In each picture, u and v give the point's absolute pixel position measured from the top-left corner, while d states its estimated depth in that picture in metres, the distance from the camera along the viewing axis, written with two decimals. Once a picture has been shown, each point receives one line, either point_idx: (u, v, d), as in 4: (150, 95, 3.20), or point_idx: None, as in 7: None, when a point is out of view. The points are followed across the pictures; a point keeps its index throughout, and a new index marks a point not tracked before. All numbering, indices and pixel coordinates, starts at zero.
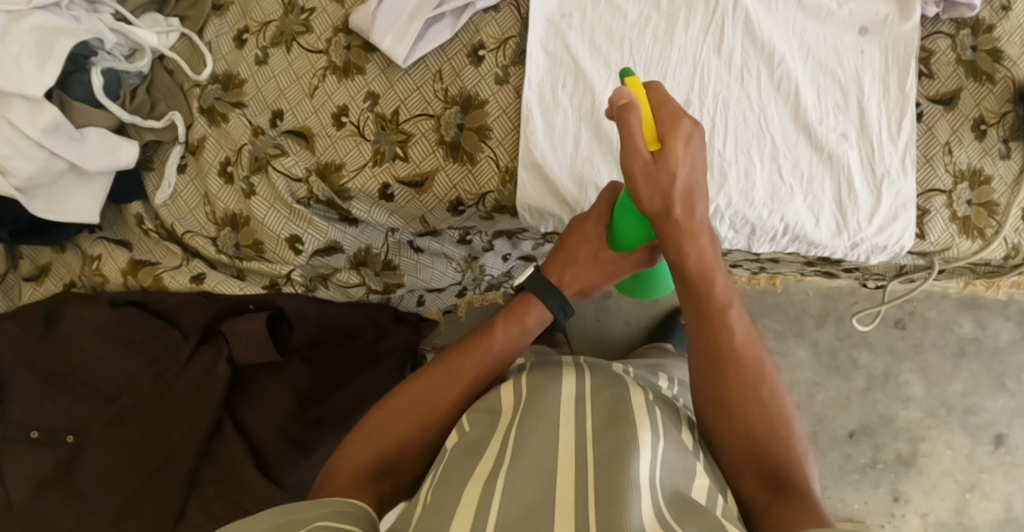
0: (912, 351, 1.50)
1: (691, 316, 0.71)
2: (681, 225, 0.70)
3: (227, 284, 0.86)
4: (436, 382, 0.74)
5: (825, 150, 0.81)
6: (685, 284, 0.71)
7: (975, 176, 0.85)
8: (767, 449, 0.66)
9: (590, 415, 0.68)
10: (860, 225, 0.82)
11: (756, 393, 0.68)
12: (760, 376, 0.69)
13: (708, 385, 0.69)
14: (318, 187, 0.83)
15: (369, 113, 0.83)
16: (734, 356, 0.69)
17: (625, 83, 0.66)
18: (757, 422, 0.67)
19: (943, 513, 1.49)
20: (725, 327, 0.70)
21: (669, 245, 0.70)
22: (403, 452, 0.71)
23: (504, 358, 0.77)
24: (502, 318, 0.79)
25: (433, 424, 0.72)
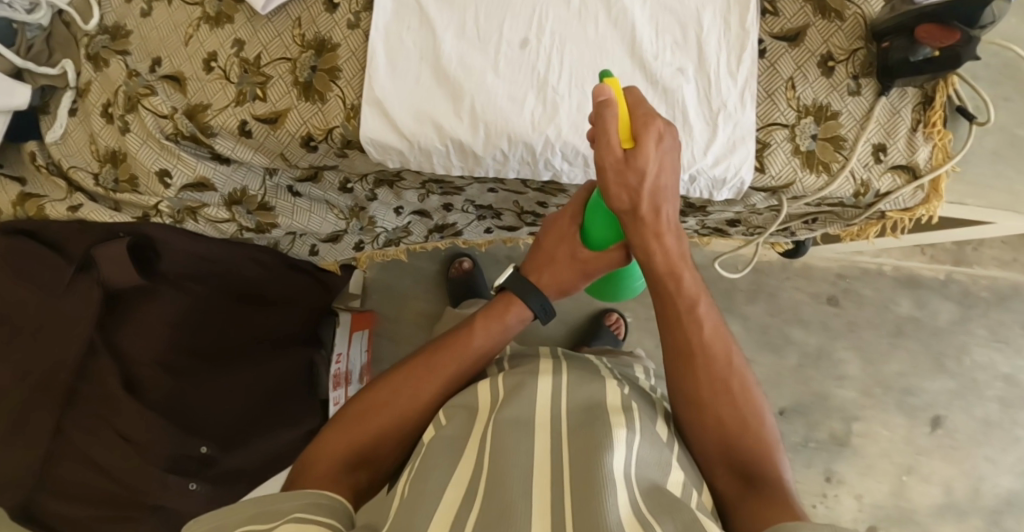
0: (847, 329, 1.47)
1: (662, 310, 0.80)
2: (648, 224, 0.78)
3: (100, 213, 0.93)
4: (416, 379, 0.82)
5: (660, 85, 0.84)
6: (654, 281, 0.80)
7: (820, 111, 0.86)
8: (739, 443, 0.75)
9: (565, 412, 0.76)
10: (695, 157, 0.84)
11: (727, 392, 0.77)
12: (729, 374, 0.77)
13: (682, 386, 0.78)
14: (183, 124, 0.89)
15: (234, 58, 0.89)
16: (701, 355, 0.77)
17: (605, 81, 0.71)
18: (728, 420, 0.75)
19: (879, 495, 1.46)
20: (691, 328, 0.78)
21: (638, 242, 0.78)
22: (380, 443, 0.80)
23: (483, 353, 0.85)
24: (483, 317, 0.86)
25: (410, 418, 0.81)
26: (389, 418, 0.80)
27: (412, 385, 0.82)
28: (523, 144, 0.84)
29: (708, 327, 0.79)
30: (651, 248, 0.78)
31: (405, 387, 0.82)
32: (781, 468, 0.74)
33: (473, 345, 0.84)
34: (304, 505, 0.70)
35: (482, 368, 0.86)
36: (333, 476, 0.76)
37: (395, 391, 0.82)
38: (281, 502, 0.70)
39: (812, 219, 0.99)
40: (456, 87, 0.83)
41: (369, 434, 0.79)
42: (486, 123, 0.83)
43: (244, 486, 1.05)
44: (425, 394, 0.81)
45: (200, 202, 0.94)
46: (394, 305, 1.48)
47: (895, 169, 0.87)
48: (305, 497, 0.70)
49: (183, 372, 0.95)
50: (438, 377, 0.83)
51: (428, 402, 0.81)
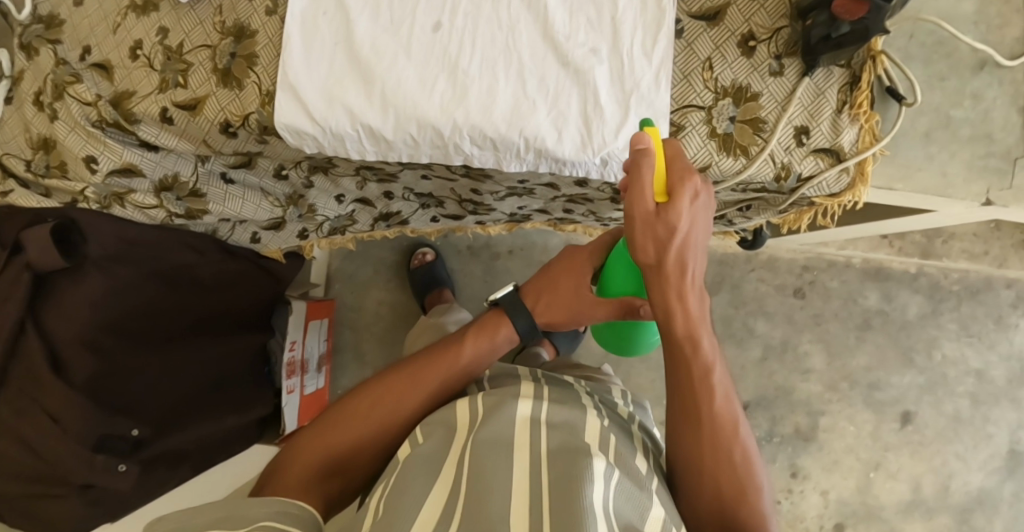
0: (812, 322, 1.45)
1: (674, 372, 0.77)
2: (674, 284, 0.74)
3: (30, 199, 0.94)
4: (401, 390, 0.84)
5: (572, 67, 0.83)
6: (670, 342, 0.76)
7: (739, 92, 0.85)
8: (732, 513, 0.74)
9: (541, 427, 0.74)
10: (607, 139, 0.82)
11: (731, 462, 0.75)
12: (734, 444, 0.75)
13: (683, 449, 0.76)
14: (106, 111, 0.90)
15: (159, 46, 0.90)
16: (710, 425, 0.75)
17: (645, 129, 0.71)
18: (727, 488, 0.74)
19: (845, 491, 1.43)
20: (705, 397, 0.75)
21: (659, 303, 0.75)
22: (357, 452, 0.81)
23: (470, 368, 0.86)
24: (472, 334, 0.88)
25: (389, 429, 0.82)
26: (372, 427, 0.81)
27: (395, 394, 0.83)
28: (432, 129, 0.83)
29: (720, 397, 0.76)
30: (673, 310, 0.74)
31: (387, 397, 0.83)
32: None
33: (463, 360, 0.86)
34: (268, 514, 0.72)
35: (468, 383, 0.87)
36: (308, 481, 0.78)
37: (380, 397, 0.83)
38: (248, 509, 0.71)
39: (746, 206, 0.97)
40: (367, 71, 0.83)
41: (348, 441, 0.81)
42: (395, 108, 0.82)
43: (185, 469, 1.10)
44: (409, 406, 0.83)
45: (128, 188, 0.95)
46: (356, 297, 1.49)
47: (818, 152, 0.85)
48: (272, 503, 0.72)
49: (106, 351, 0.97)
50: (424, 390, 0.84)
51: (412, 415, 0.83)
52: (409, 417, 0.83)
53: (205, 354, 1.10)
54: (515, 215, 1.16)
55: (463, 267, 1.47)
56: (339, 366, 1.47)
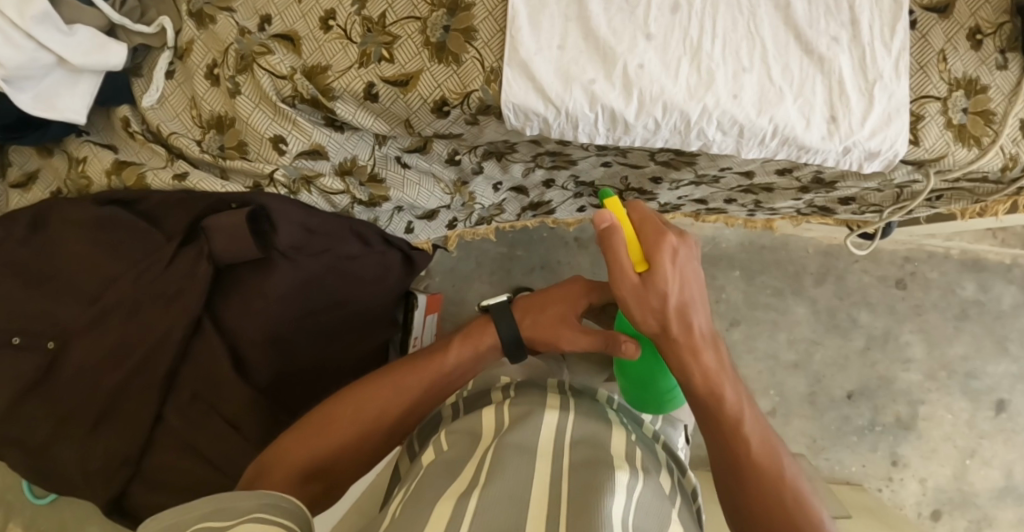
0: (913, 312, 1.47)
1: (710, 424, 0.78)
2: (682, 342, 0.77)
3: (209, 182, 0.86)
4: (384, 392, 0.82)
5: (815, 54, 0.80)
6: (697, 396, 0.78)
7: (971, 84, 0.84)
8: (759, 477, 0.74)
9: (570, 432, 0.76)
10: (853, 128, 0.80)
11: (778, 495, 0.73)
12: (778, 472, 0.74)
13: (734, 494, 0.75)
14: (303, 86, 0.82)
15: (356, 17, 0.81)
16: (711, 404, 0.77)
17: (605, 206, 0.75)
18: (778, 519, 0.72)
19: (942, 479, 1.47)
20: (697, 377, 0.77)
21: (674, 362, 0.78)
22: (342, 456, 0.78)
23: (456, 372, 0.86)
24: (459, 337, 0.87)
25: (373, 433, 0.80)
26: (354, 427, 0.79)
27: (380, 396, 0.81)
28: (678, 113, 0.79)
29: (714, 367, 0.78)
30: (688, 365, 0.77)
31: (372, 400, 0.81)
32: None
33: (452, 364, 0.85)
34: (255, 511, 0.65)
35: (452, 390, 0.87)
36: (296, 486, 0.75)
37: (364, 398, 0.81)
38: (237, 502, 0.65)
39: (937, 197, 0.97)
40: (605, 49, 0.78)
41: (336, 444, 0.78)
42: (640, 88, 0.78)
43: None
44: (396, 409, 0.81)
45: (315, 171, 0.88)
46: (458, 290, 1.42)
47: None
48: (249, 495, 0.65)
49: (283, 342, 0.90)
50: (402, 396, 0.82)
51: (396, 419, 0.81)
52: (394, 422, 0.81)
53: (359, 352, 0.99)
54: (667, 205, 1.13)
55: (571, 259, 1.42)
56: None
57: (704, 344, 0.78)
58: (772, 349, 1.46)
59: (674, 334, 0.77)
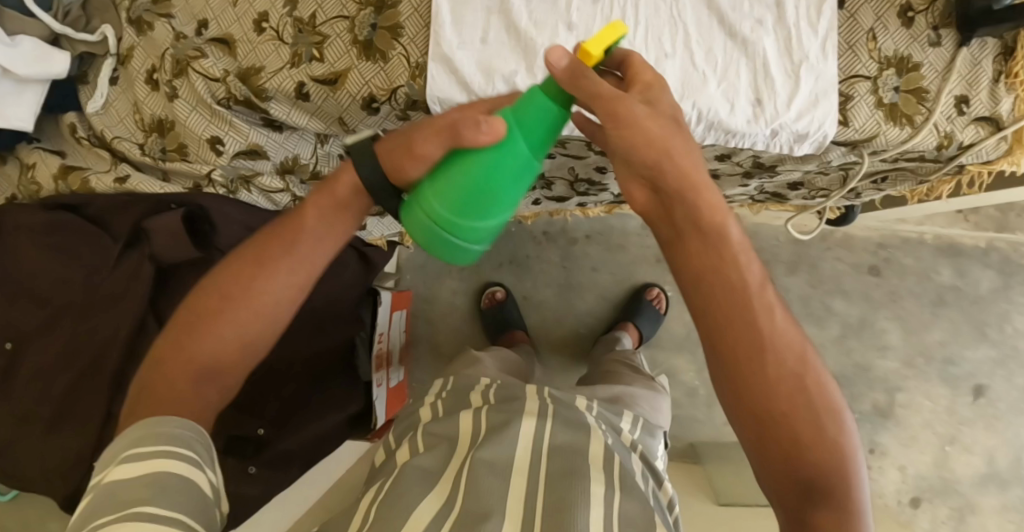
0: (888, 298, 1.46)
1: (704, 288, 0.59)
2: (675, 173, 0.59)
3: (149, 184, 0.90)
4: (238, 283, 0.65)
5: (739, 37, 0.80)
6: (691, 241, 0.59)
7: (902, 62, 0.83)
8: (784, 429, 0.58)
9: (548, 439, 0.76)
10: (778, 111, 0.80)
11: (792, 395, 0.58)
12: (804, 369, 0.58)
13: (737, 400, 0.58)
14: (236, 87, 0.84)
15: (288, 18, 0.83)
16: (741, 346, 0.58)
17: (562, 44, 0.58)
18: (800, 432, 0.57)
19: (923, 466, 1.45)
20: (723, 309, 0.59)
21: (671, 181, 0.59)
22: (212, 378, 0.65)
23: (318, 245, 0.65)
24: (315, 199, 0.66)
25: (241, 335, 0.65)
26: (219, 333, 0.64)
27: (233, 288, 0.65)
28: None
29: (740, 284, 0.59)
30: (686, 197, 0.59)
31: (229, 296, 0.64)
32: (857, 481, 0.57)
33: (308, 238, 0.65)
34: (175, 443, 0.60)
35: (314, 277, 0.66)
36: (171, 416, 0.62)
37: (222, 295, 0.65)
38: (154, 433, 0.60)
39: (881, 178, 0.97)
40: (526, 41, 0.79)
41: (206, 357, 0.64)
42: None
43: (297, 468, 1.05)
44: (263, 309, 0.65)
45: (253, 171, 0.91)
46: (428, 286, 1.44)
47: (979, 121, 0.84)
48: (162, 425, 0.61)
49: None
50: (261, 283, 0.64)
51: (267, 316, 0.65)
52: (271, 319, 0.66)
53: (314, 346, 1.07)
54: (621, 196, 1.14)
55: (540, 253, 1.44)
56: (414, 358, 1.43)
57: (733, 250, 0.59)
58: None
59: (699, 239, 0.59)
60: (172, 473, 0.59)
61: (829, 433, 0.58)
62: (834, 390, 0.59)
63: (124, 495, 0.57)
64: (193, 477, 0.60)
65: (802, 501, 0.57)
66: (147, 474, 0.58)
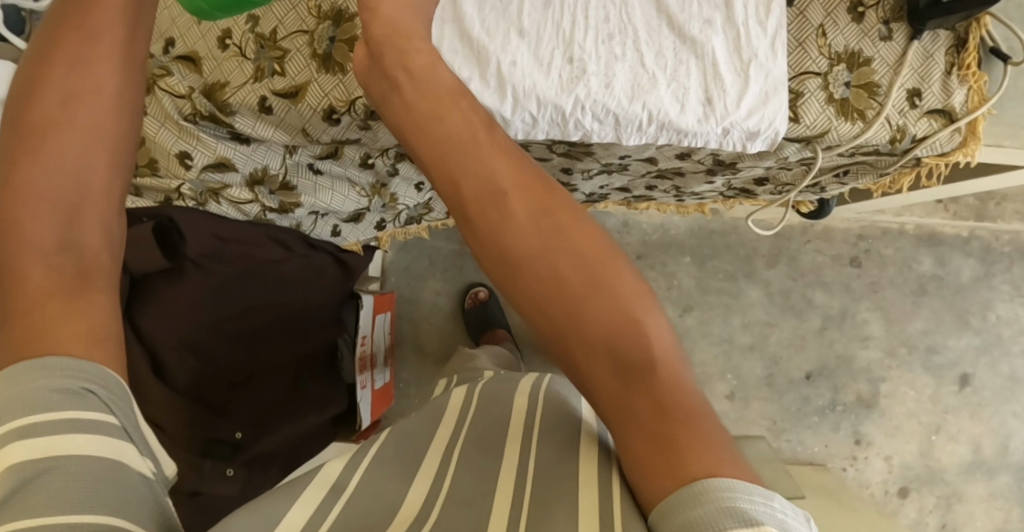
0: (869, 290, 1.47)
1: (479, 213, 0.63)
2: (428, 100, 0.66)
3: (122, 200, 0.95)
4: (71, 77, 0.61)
5: (688, 38, 0.82)
6: (462, 170, 0.64)
7: (852, 58, 0.84)
8: (598, 340, 0.60)
9: (540, 411, 0.76)
10: (728, 109, 0.81)
11: (583, 286, 0.61)
12: (589, 259, 0.62)
13: (540, 312, 0.62)
14: (201, 103, 0.87)
15: (251, 34, 0.87)
16: (527, 264, 0.62)
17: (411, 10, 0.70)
18: (601, 324, 0.60)
19: (908, 456, 1.46)
20: (501, 225, 0.63)
21: (427, 117, 0.66)
22: (76, 212, 0.59)
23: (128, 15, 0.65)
24: None
25: (107, 133, 0.62)
26: (70, 150, 0.60)
27: (72, 82, 0.61)
28: (552, 106, 0.81)
29: (517, 191, 0.63)
30: (465, 134, 0.65)
31: (72, 93, 0.61)
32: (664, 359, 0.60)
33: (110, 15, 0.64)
34: (88, 415, 0.53)
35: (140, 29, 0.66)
36: (69, 305, 0.57)
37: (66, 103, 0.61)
38: (52, 391, 0.52)
39: (844, 172, 0.97)
40: (478, 48, 0.81)
41: (70, 183, 0.59)
42: (512, 85, 0.81)
43: (277, 471, 1.09)
44: (103, 108, 0.62)
45: (222, 183, 0.94)
46: (412, 288, 1.47)
47: (931, 114, 0.85)
48: (53, 358, 0.53)
49: (205, 348, 0.97)
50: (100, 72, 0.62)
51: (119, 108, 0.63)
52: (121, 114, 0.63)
53: (295, 348, 1.08)
54: (593, 195, 1.16)
55: None
56: (400, 359, 1.46)
57: (495, 147, 0.65)
58: (727, 333, 1.47)
59: (462, 145, 0.65)
60: (94, 458, 0.51)
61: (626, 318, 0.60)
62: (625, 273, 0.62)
63: (37, 496, 0.49)
64: (124, 463, 0.53)
65: (654, 433, 0.57)
66: (71, 437, 0.51)
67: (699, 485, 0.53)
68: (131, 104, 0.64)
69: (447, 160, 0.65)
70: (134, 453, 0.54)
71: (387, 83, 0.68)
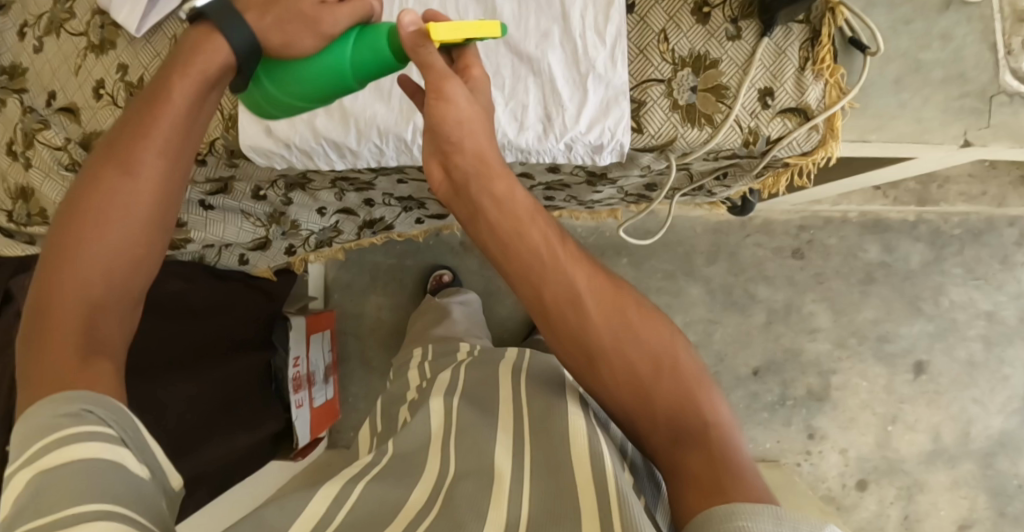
0: (814, 281, 1.44)
1: (552, 305, 0.68)
2: (493, 185, 0.68)
3: (13, 249, 0.97)
4: (133, 155, 0.62)
5: (524, 55, 0.82)
6: (532, 272, 0.68)
7: (698, 61, 0.82)
8: (659, 413, 0.67)
9: (528, 393, 0.82)
10: (567, 124, 0.81)
11: (649, 370, 0.67)
12: (657, 346, 0.68)
13: (611, 393, 0.68)
14: (76, 153, 0.93)
15: (120, 83, 0.92)
16: (607, 356, 0.67)
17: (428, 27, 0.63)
18: (664, 399, 0.67)
19: (864, 448, 1.43)
20: (584, 326, 0.68)
21: (491, 203, 0.68)
22: (111, 297, 0.60)
23: (194, 100, 0.64)
24: (177, 59, 0.64)
25: (157, 207, 0.63)
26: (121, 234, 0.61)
27: (130, 161, 0.62)
28: (393, 135, 0.84)
29: (594, 295, 0.68)
30: (534, 230, 0.68)
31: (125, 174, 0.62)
32: (713, 419, 0.66)
33: (185, 91, 0.64)
34: (92, 428, 0.54)
35: (203, 118, 0.66)
36: (78, 374, 0.57)
37: (117, 183, 0.61)
38: (59, 415, 0.54)
39: (722, 174, 0.95)
40: None
41: (105, 269, 0.60)
42: (354, 118, 0.83)
43: (203, 492, 1.08)
44: (152, 184, 0.62)
45: None
46: (356, 304, 1.50)
47: (785, 113, 0.82)
48: (67, 393, 0.55)
49: None
50: (158, 147, 0.63)
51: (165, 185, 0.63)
52: (170, 201, 0.64)
53: (223, 371, 1.13)
54: None
55: (461, 261, 1.48)
56: (346, 374, 1.49)
57: (574, 256, 0.69)
58: None
59: (546, 261, 0.68)
60: (98, 457, 0.52)
61: (689, 397, 0.67)
62: (688, 359, 0.69)
63: (53, 500, 0.50)
64: (126, 464, 0.54)
65: (702, 480, 0.62)
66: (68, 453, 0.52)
67: (739, 507, 0.57)
68: (173, 198, 0.64)
69: (535, 277, 0.68)
70: (134, 458, 0.55)
71: (472, 199, 0.68)
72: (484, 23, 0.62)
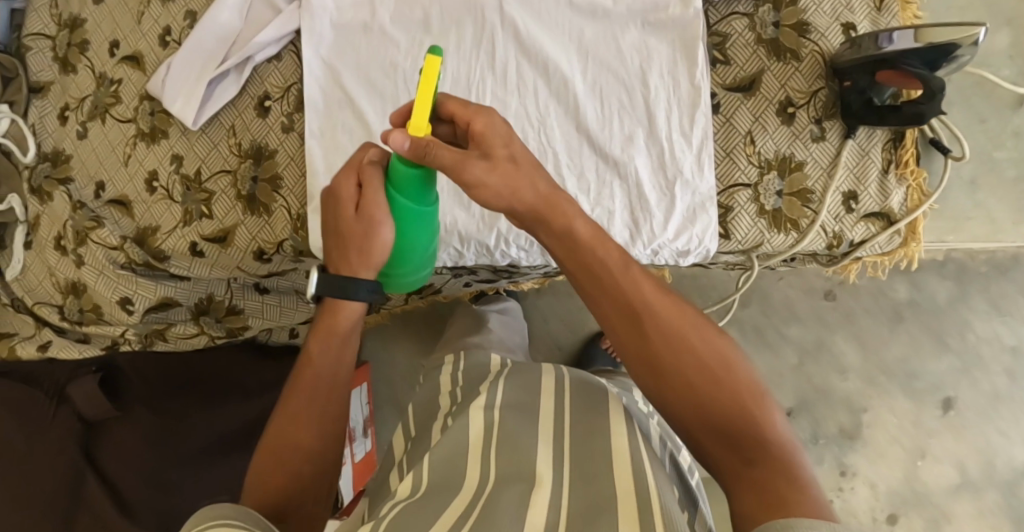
0: (843, 319, 1.41)
1: (612, 321, 0.61)
2: (546, 211, 0.62)
3: (69, 349, 0.95)
4: (286, 430, 0.66)
5: (610, 159, 0.80)
6: (593, 287, 0.61)
7: (783, 163, 0.81)
8: (721, 427, 0.58)
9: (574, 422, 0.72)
10: (655, 231, 0.80)
11: (715, 382, 0.59)
12: (719, 360, 0.60)
13: (666, 403, 0.60)
14: (134, 252, 0.88)
15: (175, 175, 0.87)
16: (666, 365, 0.59)
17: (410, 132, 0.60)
18: (727, 413, 0.58)
19: (894, 482, 1.38)
20: (644, 339, 0.60)
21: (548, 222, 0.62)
22: None
23: (333, 364, 0.68)
24: (314, 331, 0.69)
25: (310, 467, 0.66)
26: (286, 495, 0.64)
27: (283, 434, 0.66)
28: (475, 240, 0.81)
29: (656, 307, 0.61)
30: (599, 252, 0.62)
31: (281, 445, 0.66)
32: (782, 442, 0.57)
33: (323, 357, 0.68)
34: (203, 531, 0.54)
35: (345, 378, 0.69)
36: None
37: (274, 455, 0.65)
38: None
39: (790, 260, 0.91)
40: None
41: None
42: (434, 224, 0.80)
43: None
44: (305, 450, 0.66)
45: (166, 323, 0.96)
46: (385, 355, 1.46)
47: (868, 217, 0.81)
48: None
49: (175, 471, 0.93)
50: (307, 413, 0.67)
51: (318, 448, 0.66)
52: (325, 450, 0.67)
53: None
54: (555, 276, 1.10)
55: None
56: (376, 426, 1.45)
57: (637, 271, 0.62)
58: None
59: (608, 277, 0.61)
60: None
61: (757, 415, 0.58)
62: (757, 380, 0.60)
63: None
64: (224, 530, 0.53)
65: (767, 495, 0.53)
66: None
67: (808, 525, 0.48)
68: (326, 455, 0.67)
69: (594, 289, 0.62)
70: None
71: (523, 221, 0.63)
72: (420, 72, 0.58)
